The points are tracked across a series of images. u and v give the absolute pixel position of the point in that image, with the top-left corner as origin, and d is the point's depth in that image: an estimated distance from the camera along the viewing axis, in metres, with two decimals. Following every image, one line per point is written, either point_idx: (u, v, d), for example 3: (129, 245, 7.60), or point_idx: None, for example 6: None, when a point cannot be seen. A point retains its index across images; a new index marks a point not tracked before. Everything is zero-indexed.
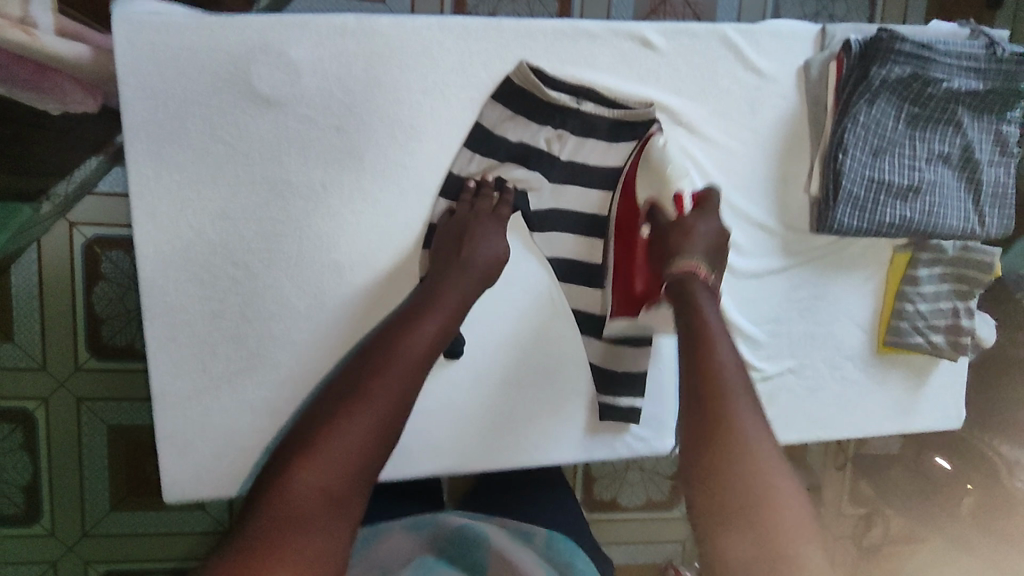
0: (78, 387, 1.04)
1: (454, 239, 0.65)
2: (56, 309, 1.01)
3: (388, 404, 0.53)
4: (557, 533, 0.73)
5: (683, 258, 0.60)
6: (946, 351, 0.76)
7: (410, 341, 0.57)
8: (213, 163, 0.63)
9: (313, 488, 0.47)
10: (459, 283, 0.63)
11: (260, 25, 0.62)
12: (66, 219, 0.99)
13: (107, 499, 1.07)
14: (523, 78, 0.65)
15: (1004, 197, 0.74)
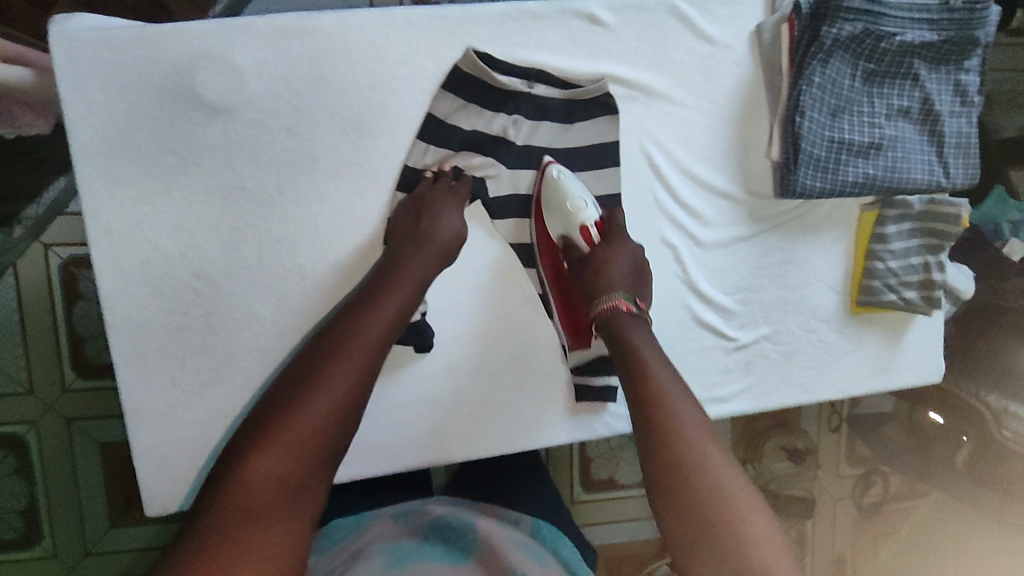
0: (67, 409, 1.04)
1: (412, 219, 0.65)
2: (36, 332, 1.01)
3: (345, 389, 0.55)
4: (542, 521, 0.78)
5: (604, 300, 0.65)
6: (922, 307, 0.76)
7: (367, 326, 0.58)
8: (164, 175, 0.62)
9: (267, 476, 0.50)
10: (418, 262, 0.63)
11: (200, 32, 0.60)
12: (40, 242, 0.98)
13: (106, 517, 1.08)
14: (472, 65, 0.65)
15: (969, 147, 0.73)
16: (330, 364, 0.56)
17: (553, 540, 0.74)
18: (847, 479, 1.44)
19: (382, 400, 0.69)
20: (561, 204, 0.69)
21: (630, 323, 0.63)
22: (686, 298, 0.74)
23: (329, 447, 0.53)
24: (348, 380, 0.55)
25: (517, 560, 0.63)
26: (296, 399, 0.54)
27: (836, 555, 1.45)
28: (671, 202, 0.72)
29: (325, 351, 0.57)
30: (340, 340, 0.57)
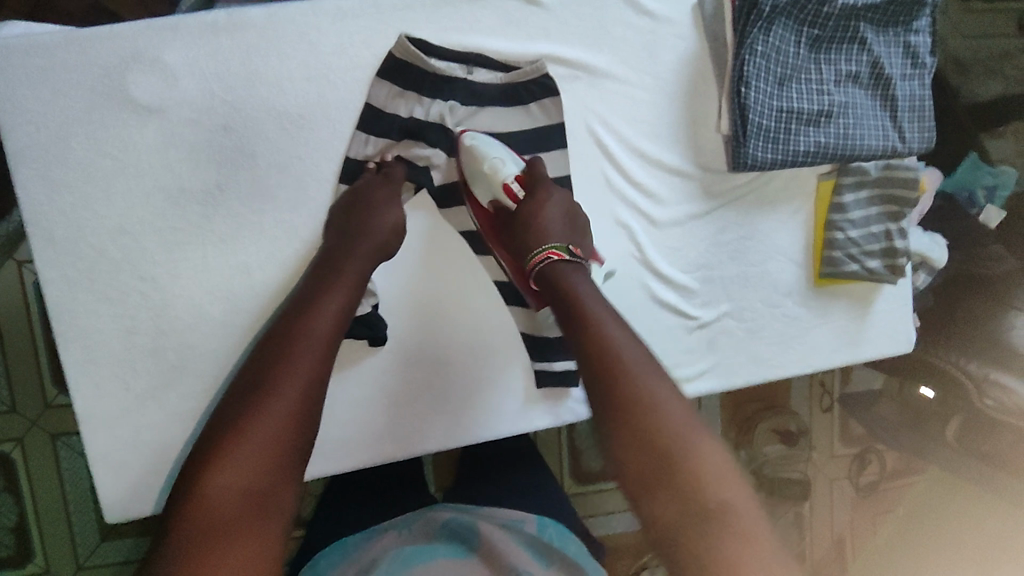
0: (51, 424, 1.05)
1: (345, 217, 0.65)
2: (15, 350, 1.02)
3: (296, 394, 0.55)
4: (550, 518, 0.77)
5: (536, 253, 0.64)
6: (887, 276, 0.74)
7: (311, 328, 0.58)
8: (102, 179, 0.62)
9: (233, 487, 0.50)
10: (357, 261, 0.63)
11: (130, 33, 0.60)
12: (14, 260, 0.99)
13: (96, 531, 1.08)
14: (406, 52, 0.64)
15: (924, 111, 0.72)
16: (276, 371, 0.56)
17: (559, 539, 0.73)
18: (843, 461, 1.43)
19: (338, 396, 0.68)
20: (479, 165, 0.66)
21: (573, 278, 0.63)
22: (643, 278, 0.73)
23: (293, 450, 0.53)
24: (298, 385, 0.55)
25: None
26: (248, 411, 0.53)
27: (836, 537, 1.43)
28: (622, 181, 0.71)
29: (274, 358, 0.57)
30: (283, 347, 0.57)
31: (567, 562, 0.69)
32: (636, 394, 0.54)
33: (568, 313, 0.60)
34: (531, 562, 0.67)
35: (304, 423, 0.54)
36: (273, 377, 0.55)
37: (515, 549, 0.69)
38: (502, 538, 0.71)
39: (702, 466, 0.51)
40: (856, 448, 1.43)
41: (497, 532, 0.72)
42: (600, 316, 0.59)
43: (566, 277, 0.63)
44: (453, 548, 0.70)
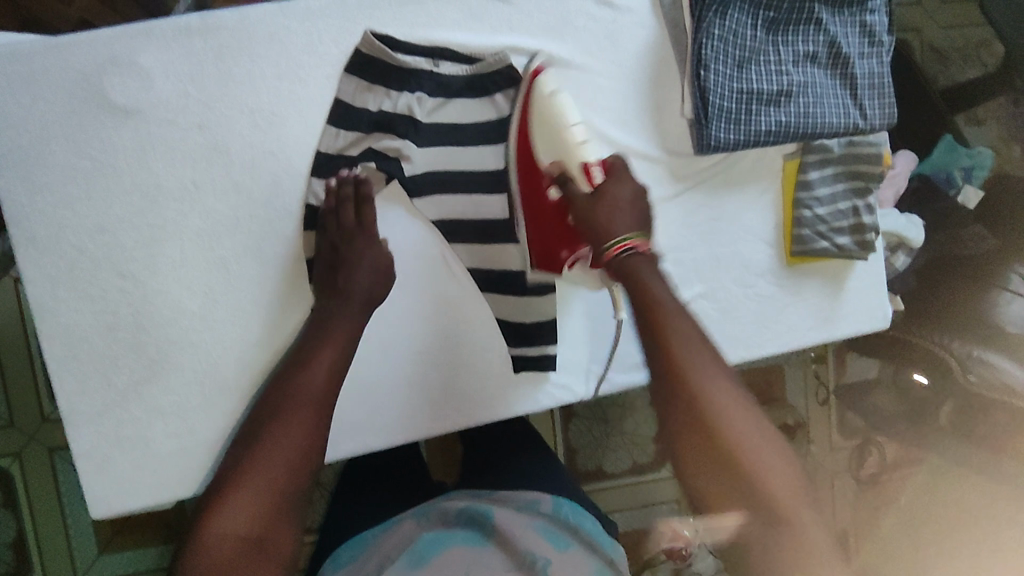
0: (48, 438, 1.10)
1: (329, 272, 0.67)
2: (13, 366, 1.08)
3: (289, 449, 0.58)
4: (563, 499, 0.81)
5: (614, 244, 0.60)
6: (856, 252, 0.75)
7: (304, 382, 0.61)
8: (80, 178, 0.64)
9: (228, 536, 0.54)
10: (346, 315, 0.65)
11: (106, 38, 0.63)
12: (10, 276, 1.06)
13: (94, 544, 1.13)
14: (372, 47, 0.66)
15: (884, 88, 0.74)
16: (270, 425, 0.60)
17: (575, 517, 0.77)
18: (843, 453, 1.43)
19: None
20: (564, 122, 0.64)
21: (649, 275, 0.60)
22: None
23: (284, 501, 0.57)
24: (291, 439, 0.59)
25: (541, 567, 0.64)
26: (243, 464, 0.58)
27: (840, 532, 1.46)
28: None
29: (271, 412, 0.61)
30: (281, 400, 0.61)
31: (583, 542, 0.72)
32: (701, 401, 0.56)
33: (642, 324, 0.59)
34: (545, 541, 0.70)
35: (296, 474, 0.58)
36: (267, 432, 0.59)
37: (532, 534, 0.71)
38: (516, 520, 0.73)
39: (771, 479, 0.54)
40: (857, 439, 1.42)
41: (511, 515, 0.74)
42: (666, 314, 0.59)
43: (645, 275, 0.59)
44: (467, 535, 0.72)
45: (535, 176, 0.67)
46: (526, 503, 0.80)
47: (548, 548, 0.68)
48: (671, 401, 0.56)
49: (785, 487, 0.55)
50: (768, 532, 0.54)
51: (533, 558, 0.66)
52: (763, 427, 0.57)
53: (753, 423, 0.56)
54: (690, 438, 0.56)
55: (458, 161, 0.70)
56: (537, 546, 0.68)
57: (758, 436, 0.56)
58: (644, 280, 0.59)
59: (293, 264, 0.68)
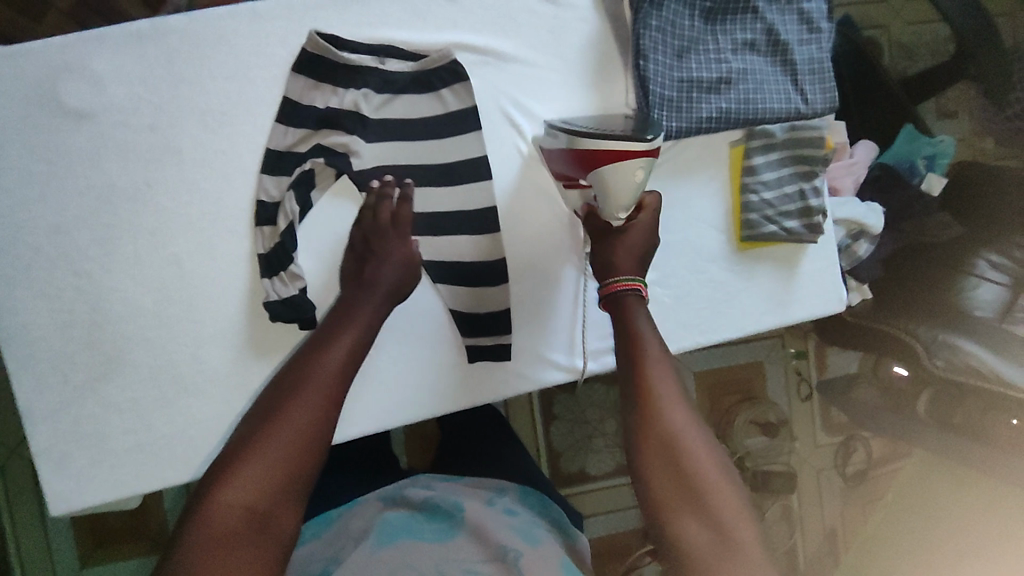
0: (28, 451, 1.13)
1: (358, 265, 0.68)
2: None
3: (302, 427, 0.60)
4: (530, 491, 0.85)
5: (619, 280, 0.68)
6: (806, 235, 0.76)
7: (320, 364, 0.63)
8: (36, 181, 0.66)
9: (236, 506, 0.55)
10: (368, 305, 0.66)
11: (59, 44, 0.65)
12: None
13: (75, 558, 1.15)
14: (316, 47, 0.68)
15: (825, 73, 0.75)
16: (290, 400, 0.61)
17: (541, 506, 0.83)
18: (828, 450, 1.50)
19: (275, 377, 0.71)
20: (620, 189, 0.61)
21: (637, 314, 0.67)
22: (569, 250, 0.76)
23: (296, 481, 0.58)
24: (303, 418, 0.60)
25: (513, 558, 0.65)
26: (260, 436, 0.59)
27: (828, 529, 1.50)
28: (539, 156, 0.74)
29: (288, 388, 0.62)
30: (297, 377, 0.62)
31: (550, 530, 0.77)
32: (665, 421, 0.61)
33: (626, 355, 0.66)
34: (515, 532, 0.71)
35: (301, 458, 0.58)
36: (285, 408, 0.60)
37: (502, 525, 0.72)
38: (485, 512, 0.74)
39: (727, 510, 0.58)
40: (841, 436, 1.50)
41: (482, 505, 0.76)
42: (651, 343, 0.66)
43: (631, 314, 0.67)
44: (437, 522, 0.73)
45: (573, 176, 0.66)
46: (496, 490, 0.83)
47: (518, 539, 0.69)
48: (639, 418, 0.62)
49: (735, 513, 0.58)
50: (720, 557, 0.56)
51: (506, 549, 0.66)
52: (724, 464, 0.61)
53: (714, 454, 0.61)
54: (660, 460, 0.60)
55: (406, 156, 0.72)
56: (505, 534, 0.69)
57: (719, 469, 0.60)
58: (631, 313, 0.67)
59: (245, 259, 0.70)
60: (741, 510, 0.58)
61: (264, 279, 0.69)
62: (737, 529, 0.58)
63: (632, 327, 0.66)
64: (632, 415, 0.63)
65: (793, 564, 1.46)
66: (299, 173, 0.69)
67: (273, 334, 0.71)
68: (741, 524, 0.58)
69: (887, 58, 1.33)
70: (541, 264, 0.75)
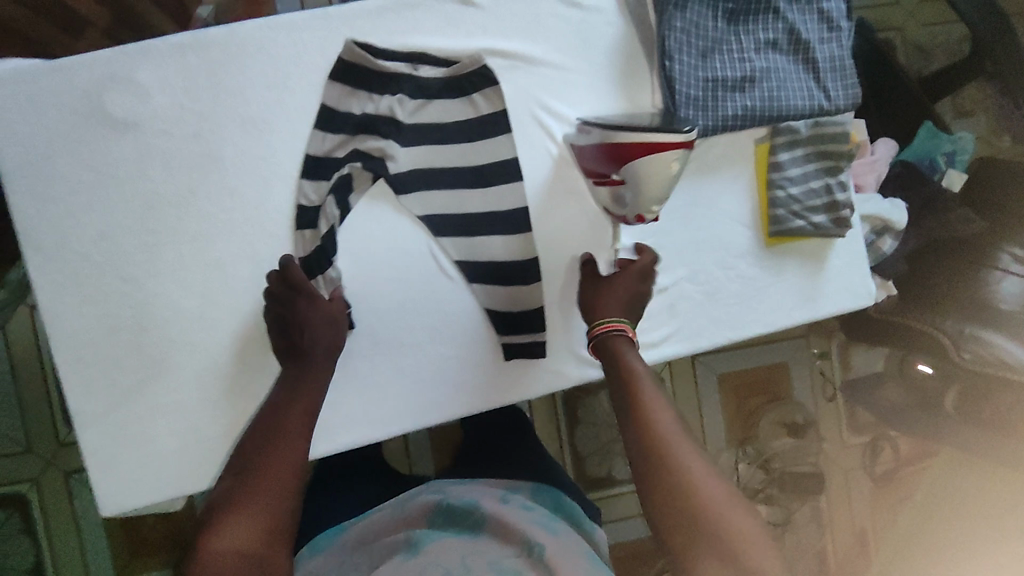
0: (64, 462, 1.25)
1: (292, 334, 0.69)
2: (34, 398, 1.24)
3: (285, 476, 0.62)
4: (549, 488, 0.87)
5: (603, 322, 0.72)
6: (833, 230, 0.78)
7: (289, 415, 0.66)
8: (84, 189, 0.68)
9: (225, 551, 0.56)
10: (316, 369, 0.69)
11: (106, 58, 0.67)
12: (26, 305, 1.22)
13: (109, 563, 1.26)
14: (352, 55, 0.70)
15: (847, 69, 0.76)
16: (269, 448, 0.64)
17: (555, 498, 0.85)
18: (855, 450, 1.50)
19: None
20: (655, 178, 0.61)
21: (628, 352, 0.70)
22: (599, 249, 0.77)
23: (280, 527, 0.60)
24: (285, 464, 0.63)
25: (539, 553, 0.66)
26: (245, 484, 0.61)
27: (858, 530, 1.50)
28: (568, 156, 0.76)
29: (265, 438, 0.65)
30: (275, 425, 0.66)
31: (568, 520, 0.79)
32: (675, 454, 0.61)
33: (625, 394, 0.67)
34: (537, 525, 0.71)
35: (281, 508, 0.61)
36: (268, 460, 0.63)
37: (522, 517, 0.73)
38: (501, 507, 0.76)
39: (749, 543, 0.56)
40: (868, 436, 1.50)
41: (499, 504, 0.77)
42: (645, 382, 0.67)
43: (621, 354, 0.70)
44: (458, 522, 0.74)
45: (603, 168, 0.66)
46: (512, 489, 0.85)
47: (542, 533, 0.70)
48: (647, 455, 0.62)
49: (756, 546, 0.56)
50: None
51: (530, 544, 0.67)
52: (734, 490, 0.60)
53: (727, 485, 0.60)
54: (674, 496, 0.59)
55: (440, 159, 0.74)
56: (526, 525, 0.71)
57: (733, 501, 0.59)
58: (621, 353, 0.70)
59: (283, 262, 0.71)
60: (762, 543, 0.57)
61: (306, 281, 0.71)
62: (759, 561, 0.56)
63: (626, 367, 0.68)
64: (638, 452, 0.62)
65: (823, 565, 1.48)
66: (335, 179, 0.72)
67: None
68: (764, 558, 0.56)
69: (902, 58, 1.34)
70: (573, 262, 0.77)
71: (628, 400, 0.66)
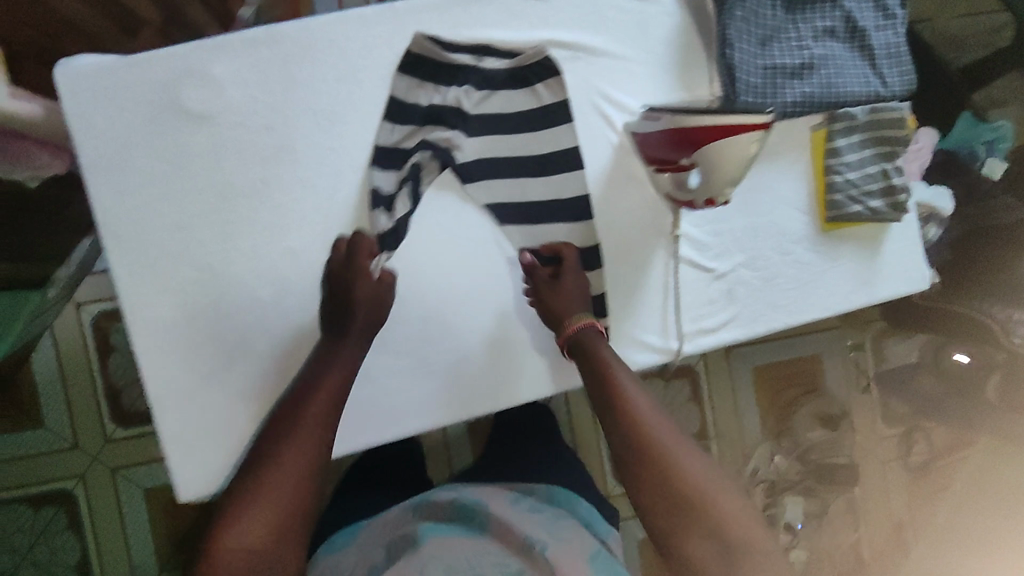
0: (108, 459, 1.26)
1: (333, 308, 0.70)
2: (79, 394, 1.25)
3: (297, 476, 0.64)
4: (560, 491, 0.90)
5: (574, 318, 0.73)
6: (889, 214, 0.79)
7: (307, 412, 0.66)
8: (163, 181, 0.70)
9: (240, 550, 0.60)
10: (344, 354, 0.69)
11: (181, 53, 0.69)
12: (74, 303, 1.24)
13: (153, 558, 1.27)
14: (420, 46, 0.72)
15: (901, 56, 0.78)
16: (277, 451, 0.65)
17: (566, 502, 0.88)
18: (890, 442, 1.50)
19: (384, 363, 0.74)
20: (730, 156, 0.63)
21: (602, 347, 0.73)
22: (660, 235, 0.78)
23: (293, 525, 0.63)
24: (294, 468, 0.64)
25: (540, 551, 0.69)
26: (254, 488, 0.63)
27: (895, 522, 1.50)
28: (628, 145, 0.77)
29: (277, 437, 0.66)
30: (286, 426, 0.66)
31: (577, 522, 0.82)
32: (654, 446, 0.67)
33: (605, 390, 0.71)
34: (539, 525, 0.76)
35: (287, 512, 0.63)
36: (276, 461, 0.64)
37: (528, 522, 0.76)
38: (508, 509, 0.80)
39: (726, 520, 0.64)
40: (903, 427, 1.50)
41: (505, 506, 0.81)
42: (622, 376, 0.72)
43: (598, 351, 0.73)
44: (465, 518, 0.78)
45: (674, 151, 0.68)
46: (523, 492, 0.89)
47: (544, 531, 0.74)
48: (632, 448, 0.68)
49: (733, 520, 0.65)
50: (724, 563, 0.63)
51: (532, 541, 0.71)
52: (720, 479, 0.67)
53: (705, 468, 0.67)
54: (658, 488, 0.66)
55: (502, 149, 0.76)
56: (528, 527, 0.75)
57: (713, 481, 0.66)
58: (597, 349, 0.73)
59: None
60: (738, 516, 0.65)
61: (377, 256, 0.72)
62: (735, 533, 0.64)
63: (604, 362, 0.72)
64: (621, 446, 0.68)
65: (860, 558, 1.47)
66: (410, 167, 0.74)
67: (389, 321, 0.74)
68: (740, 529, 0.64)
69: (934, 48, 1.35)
70: (634, 248, 0.78)
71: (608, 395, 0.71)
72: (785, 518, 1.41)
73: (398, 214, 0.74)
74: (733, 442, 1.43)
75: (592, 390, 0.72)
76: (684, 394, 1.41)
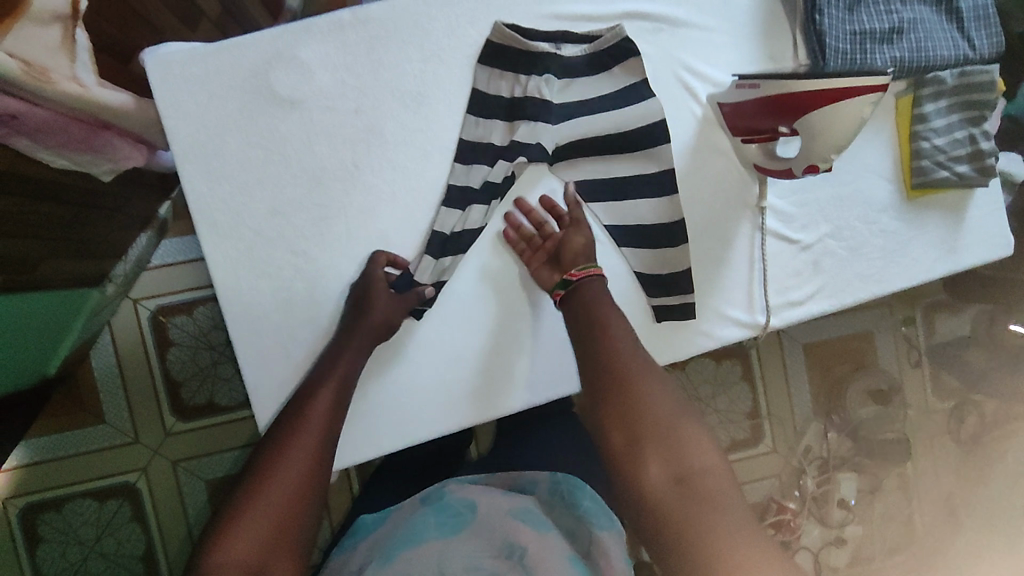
0: (170, 451, 1.22)
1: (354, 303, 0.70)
2: (137, 388, 1.20)
3: (304, 467, 0.60)
4: (563, 479, 0.78)
5: (584, 266, 0.72)
6: (977, 179, 0.78)
7: (312, 404, 0.65)
8: (255, 168, 0.69)
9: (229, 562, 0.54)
10: (349, 349, 0.68)
11: (270, 37, 0.68)
12: (130, 299, 1.20)
13: None
14: (501, 36, 0.71)
15: (988, 18, 0.77)
16: (281, 448, 0.61)
17: (572, 493, 0.75)
18: (941, 416, 1.48)
19: (472, 344, 0.74)
20: (848, 115, 0.63)
21: (598, 299, 0.69)
22: (746, 208, 0.78)
23: (294, 530, 0.57)
24: (303, 460, 0.61)
25: (518, 559, 0.63)
26: (257, 485, 0.59)
27: (946, 495, 1.48)
28: (712, 117, 0.77)
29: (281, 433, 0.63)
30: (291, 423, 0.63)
31: (577, 517, 0.72)
32: (638, 385, 0.62)
33: (592, 333, 0.66)
34: (527, 523, 0.68)
35: (289, 504, 0.58)
36: (270, 465, 0.60)
37: (513, 522, 0.68)
38: (500, 510, 0.71)
39: (704, 470, 0.57)
40: (954, 401, 1.48)
41: (498, 506, 0.72)
42: (614, 321, 0.67)
43: (594, 300, 0.69)
44: (449, 518, 0.70)
45: (778, 117, 0.68)
46: (524, 486, 0.79)
47: (528, 532, 0.67)
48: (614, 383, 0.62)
49: (714, 473, 0.57)
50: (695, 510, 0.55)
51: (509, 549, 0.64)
52: (684, 412, 0.61)
53: (688, 417, 0.61)
54: (632, 424, 0.60)
55: (589, 129, 0.74)
56: (513, 533, 0.67)
57: (695, 430, 0.60)
58: (595, 299, 0.69)
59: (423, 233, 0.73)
60: (720, 472, 0.57)
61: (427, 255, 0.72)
62: (713, 485, 0.56)
63: (595, 308, 0.69)
64: (601, 384, 0.63)
65: (913, 533, 1.46)
66: (503, 175, 0.74)
67: (478, 300, 0.74)
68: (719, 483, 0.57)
69: None
70: (720, 222, 0.77)
71: (594, 335, 0.66)
72: (840, 495, 1.42)
73: (472, 219, 0.73)
74: (787, 421, 1.41)
75: (580, 337, 0.67)
76: (735, 372, 1.40)
